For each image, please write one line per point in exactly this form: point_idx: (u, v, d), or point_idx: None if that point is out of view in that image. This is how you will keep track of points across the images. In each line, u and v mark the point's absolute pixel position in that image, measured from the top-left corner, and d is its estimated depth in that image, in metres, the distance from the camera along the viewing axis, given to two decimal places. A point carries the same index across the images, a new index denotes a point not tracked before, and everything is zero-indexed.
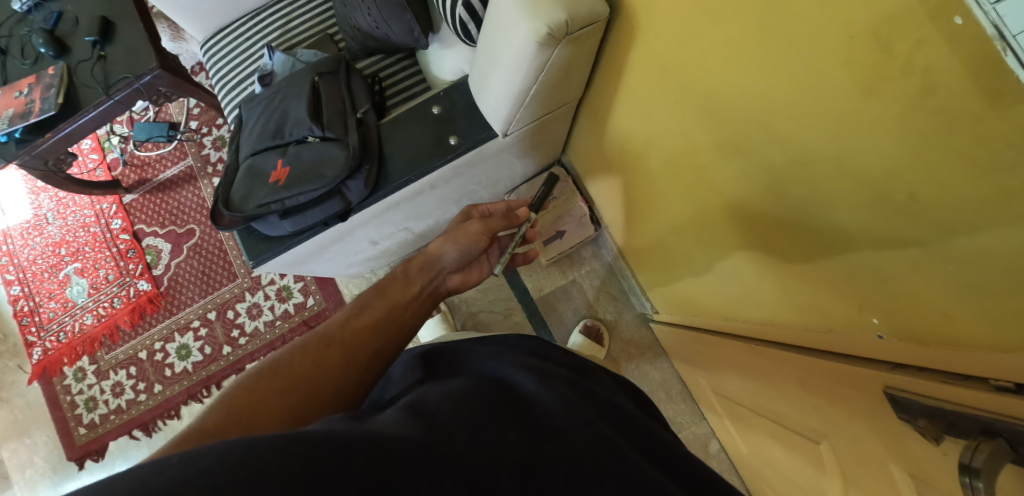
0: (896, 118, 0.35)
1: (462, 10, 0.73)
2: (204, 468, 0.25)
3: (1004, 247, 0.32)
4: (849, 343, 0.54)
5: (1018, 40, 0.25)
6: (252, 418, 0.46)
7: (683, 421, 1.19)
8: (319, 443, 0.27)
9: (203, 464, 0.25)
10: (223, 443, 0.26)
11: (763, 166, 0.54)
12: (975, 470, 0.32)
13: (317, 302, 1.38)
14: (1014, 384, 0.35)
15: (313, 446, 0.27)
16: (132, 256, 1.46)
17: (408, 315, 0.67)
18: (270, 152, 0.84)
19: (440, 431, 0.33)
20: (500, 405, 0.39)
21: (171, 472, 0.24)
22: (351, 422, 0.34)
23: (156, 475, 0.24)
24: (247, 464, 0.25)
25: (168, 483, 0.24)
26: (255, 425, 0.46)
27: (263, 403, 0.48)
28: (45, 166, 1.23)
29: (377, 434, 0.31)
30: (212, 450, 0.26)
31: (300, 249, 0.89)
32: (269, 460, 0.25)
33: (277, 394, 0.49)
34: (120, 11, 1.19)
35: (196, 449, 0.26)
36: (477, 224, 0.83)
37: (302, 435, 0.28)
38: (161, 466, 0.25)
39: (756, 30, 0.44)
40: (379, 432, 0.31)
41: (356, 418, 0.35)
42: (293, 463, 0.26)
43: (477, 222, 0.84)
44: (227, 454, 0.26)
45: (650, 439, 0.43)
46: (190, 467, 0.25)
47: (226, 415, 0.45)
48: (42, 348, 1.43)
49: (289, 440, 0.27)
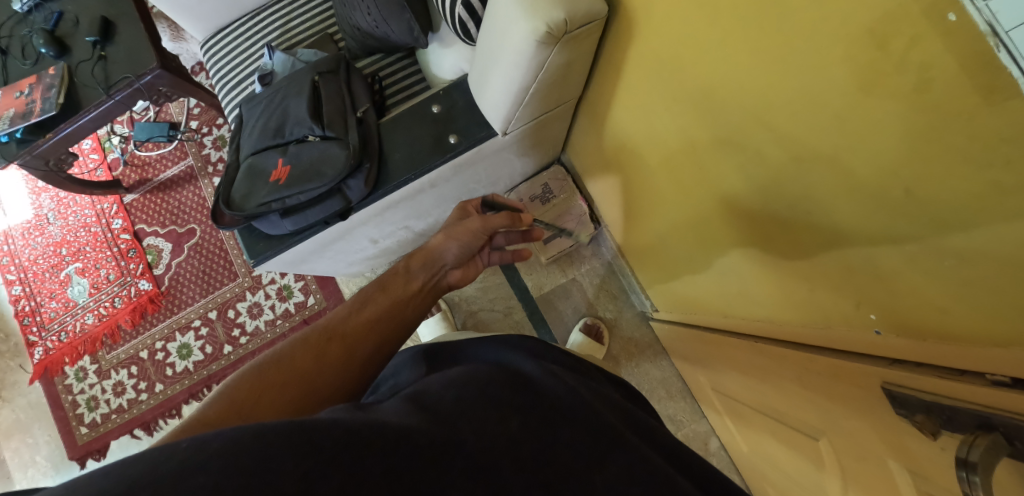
0: (892, 114, 0.35)
1: (460, 9, 0.73)
2: (215, 451, 0.25)
3: (1000, 244, 0.32)
4: (846, 340, 0.54)
5: (1011, 37, 0.26)
6: (253, 410, 0.47)
7: (683, 419, 1.19)
8: (324, 430, 0.28)
9: (212, 450, 0.26)
10: (230, 430, 0.27)
11: (761, 164, 0.54)
12: (972, 465, 0.32)
13: (317, 301, 1.39)
14: (1010, 378, 0.35)
15: (317, 434, 0.27)
16: (133, 256, 1.46)
17: (409, 311, 0.67)
18: (270, 151, 0.85)
19: (443, 417, 0.34)
20: (502, 385, 0.39)
21: (181, 457, 0.25)
22: (356, 411, 0.34)
23: (167, 459, 0.25)
24: (257, 451, 0.26)
25: (178, 467, 0.25)
26: (255, 415, 0.47)
27: (266, 396, 0.49)
28: (46, 166, 1.23)
29: (380, 421, 0.31)
30: (220, 436, 0.27)
31: (300, 248, 0.89)
32: (275, 447, 0.26)
33: (280, 388, 0.50)
34: (121, 11, 1.20)
35: (204, 435, 0.27)
36: (477, 220, 0.83)
37: (308, 423, 0.28)
38: (171, 450, 0.26)
39: (753, 29, 0.45)
40: (384, 420, 0.31)
41: (359, 407, 0.36)
42: (298, 451, 0.26)
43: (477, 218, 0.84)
44: (235, 440, 0.26)
45: (649, 429, 0.43)
46: (200, 453, 0.25)
47: (227, 408, 0.46)
48: (43, 348, 1.44)
49: (294, 427, 0.27)
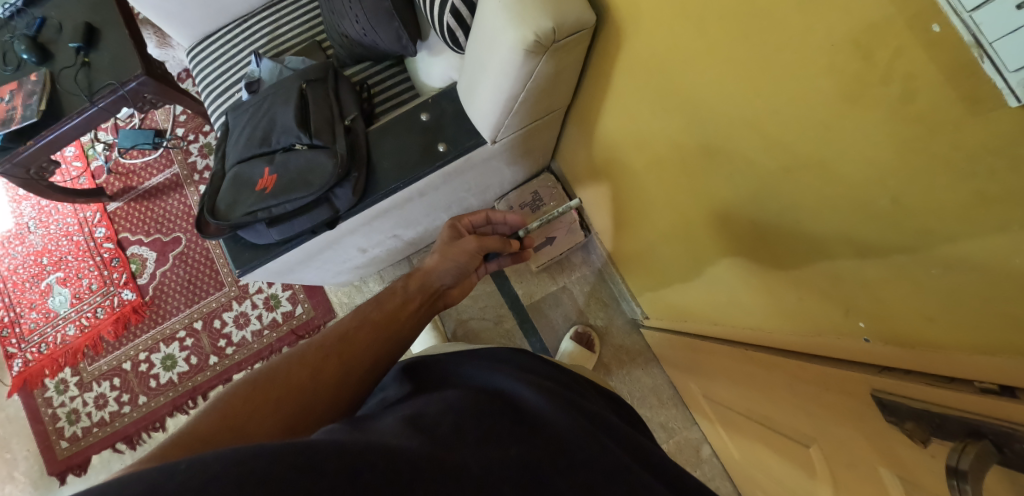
0: (879, 125, 0.36)
1: (449, 17, 0.73)
2: (215, 471, 0.25)
3: (985, 255, 0.33)
4: (836, 348, 0.54)
5: (994, 48, 0.26)
6: (247, 423, 0.46)
7: (673, 426, 1.19)
8: (328, 453, 0.27)
9: (212, 470, 0.25)
10: (232, 450, 0.26)
11: (748, 174, 0.54)
12: (962, 473, 0.32)
13: (305, 310, 1.36)
14: (998, 386, 0.35)
15: (320, 458, 0.27)
16: (116, 265, 1.44)
17: (406, 328, 0.65)
18: (257, 159, 0.84)
19: (443, 440, 0.33)
20: (502, 416, 0.38)
21: (178, 478, 0.25)
22: (352, 432, 0.34)
23: (164, 481, 0.24)
24: (260, 472, 0.25)
25: (175, 490, 0.24)
26: (249, 432, 0.45)
27: (260, 412, 0.47)
28: (26, 174, 1.21)
29: (380, 445, 0.30)
30: (220, 458, 0.26)
31: (288, 257, 0.88)
32: (281, 470, 0.26)
33: (273, 404, 0.49)
34: (106, 17, 1.18)
35: (203, 455, 0.26)
36: (473, 241, 0.83)
37: (309, 444, 0.28)
38: (168, 471, 0.25)
39: (740, 38, 0.45)
40: (383, 442, 0.31)
41: (356, 427, 0.35)
42: (300, 471, 0.26)
43: (472, 239, 0.84)
44: (234, 461, 0.26)
45: (643, 449, 0.43)
46: (200, 474, 0.25)
47: (219, 421, 0.45)
48: (22, 359, 1.40)
49: (296, 452, 0.27)
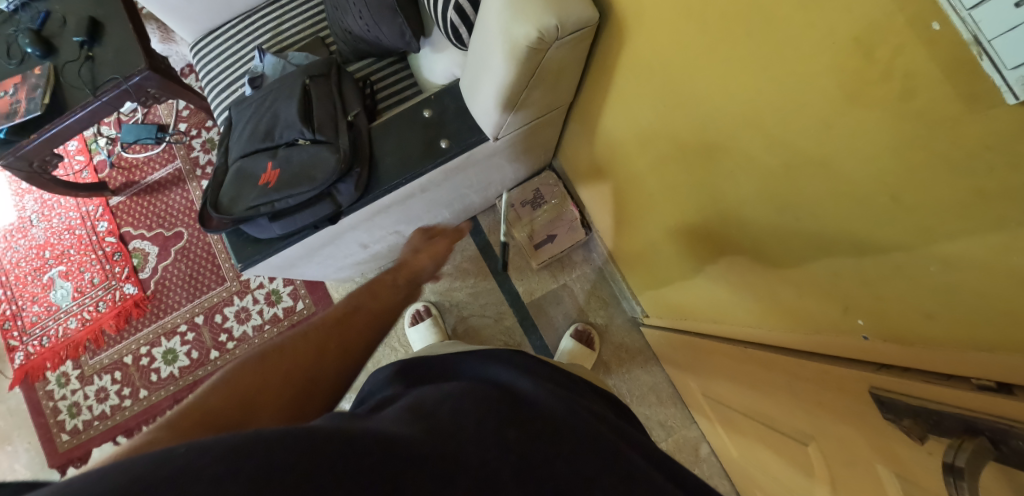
0: (880, 124, 0.36)
1: (452, 13, 0.73)
2: (215, 456, 0.25)
3: (982, 254, 0.33)
4: (835, 346, 0.54)
5: (993, 46, 0.26)
6: (257, 396, 0.48)
7: (673, 424, 1.19)
8: (328, 438, 0.28)
9: (212, 454, 0.25)
10: (230, 434, 0.27)
11: (750, 173, 0.54)
12: (959, 470, 0.32)
13: (306, 306, 1.37)
14: (995, 383, 0.36)
15: (320, 442, 0.27)
16: (118, 259, 1.44)
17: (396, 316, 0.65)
18: (260, 154, 0.84)
19: (443, 428, 0.34)
20: (502, 403, 0.39)
21: (177, 462, 0.25)
22: (353, 420, 0.34)
23: (162, 464, 0.25)
24: (259, 458, 0.25)
25: (175, 472, 0.24)
26: (260, 404, 0.47)
27: (270, 384, 0.49)
28: (30, 167, 1.21)
29: (380, 432, 0.31)
30: (219, 442, 0.26)
31: (289, 252, 0.88)
32: (280, 456, 0.26)
33: (284, 377, 0.50)
34: (109, 11, 1.18)
35: (201, 440, 0.26)
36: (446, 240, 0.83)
37: (308, 430, 0.28)
38: (166, 455, 0.25)
39: (742, 35, 0.45)
40: (384, 430, 0.32)
41: (358, 415, 0.36)
42: (302, 455, 0.26)
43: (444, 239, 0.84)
44: (232, 447, 0.26)
45: (643, 446, 0.44)
46: (199, 458, 0.25)
47: (232, 393, 0.46)
48: (24, 353, 1.40)
49: (296, 435, 0.27)
